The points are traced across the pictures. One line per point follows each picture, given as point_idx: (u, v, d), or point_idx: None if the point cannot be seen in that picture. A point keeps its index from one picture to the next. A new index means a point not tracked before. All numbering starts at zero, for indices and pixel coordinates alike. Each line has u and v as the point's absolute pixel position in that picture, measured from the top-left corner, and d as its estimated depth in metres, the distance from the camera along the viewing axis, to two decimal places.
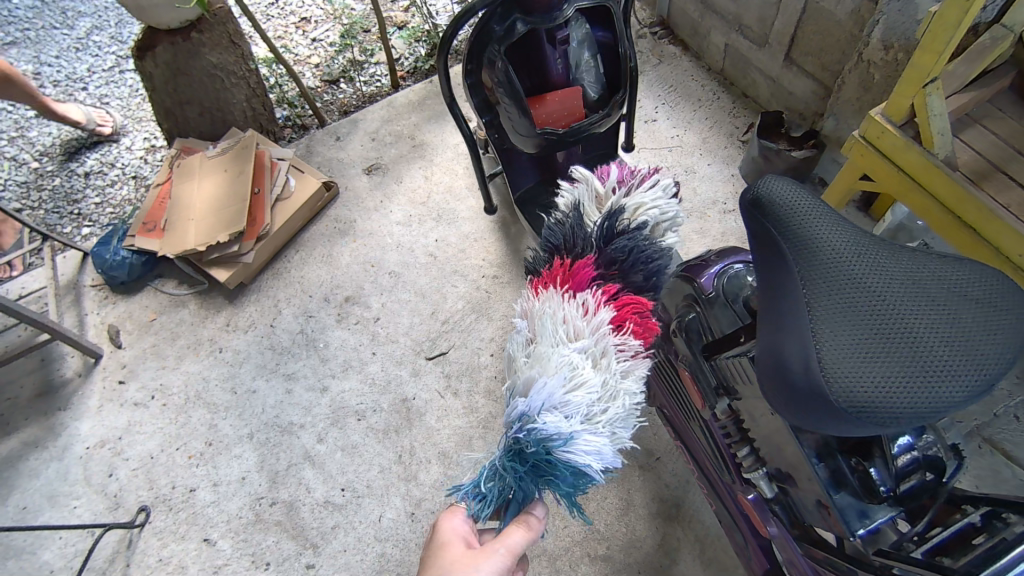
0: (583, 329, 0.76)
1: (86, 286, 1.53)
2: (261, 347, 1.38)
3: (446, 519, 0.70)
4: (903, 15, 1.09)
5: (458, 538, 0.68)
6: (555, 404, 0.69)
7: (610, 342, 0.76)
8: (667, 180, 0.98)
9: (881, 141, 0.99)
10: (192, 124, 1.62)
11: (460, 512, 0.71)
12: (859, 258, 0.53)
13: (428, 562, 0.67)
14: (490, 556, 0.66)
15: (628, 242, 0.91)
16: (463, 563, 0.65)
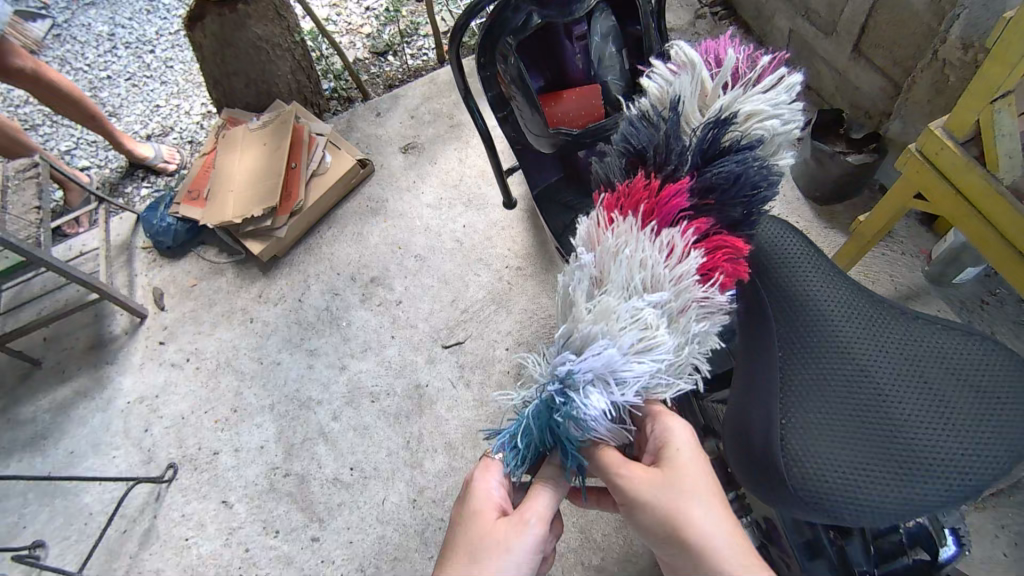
0: (662, 277, 0.57)
1: (138, 249, 1.62)
2: (289, 321, 1.43)
3: (474, 480, 0.63)
4: (988, 11, 0.97)
5: (491, 505, 0.61)
6: (613, 367, 0.54)
7: (695, 293, 0.57)
8: (796, 77, 0.66)
9: (938, 160, 0.89)
10: (238, 96, 1.64)
11: (492, 468, 0.63)
12: (852, 337, 0.55)
13: (457, 533, 0.60)
14: (517, 522, 0.57)
15: (738, 160, 0.62)
16: (492, 532, 0.57)
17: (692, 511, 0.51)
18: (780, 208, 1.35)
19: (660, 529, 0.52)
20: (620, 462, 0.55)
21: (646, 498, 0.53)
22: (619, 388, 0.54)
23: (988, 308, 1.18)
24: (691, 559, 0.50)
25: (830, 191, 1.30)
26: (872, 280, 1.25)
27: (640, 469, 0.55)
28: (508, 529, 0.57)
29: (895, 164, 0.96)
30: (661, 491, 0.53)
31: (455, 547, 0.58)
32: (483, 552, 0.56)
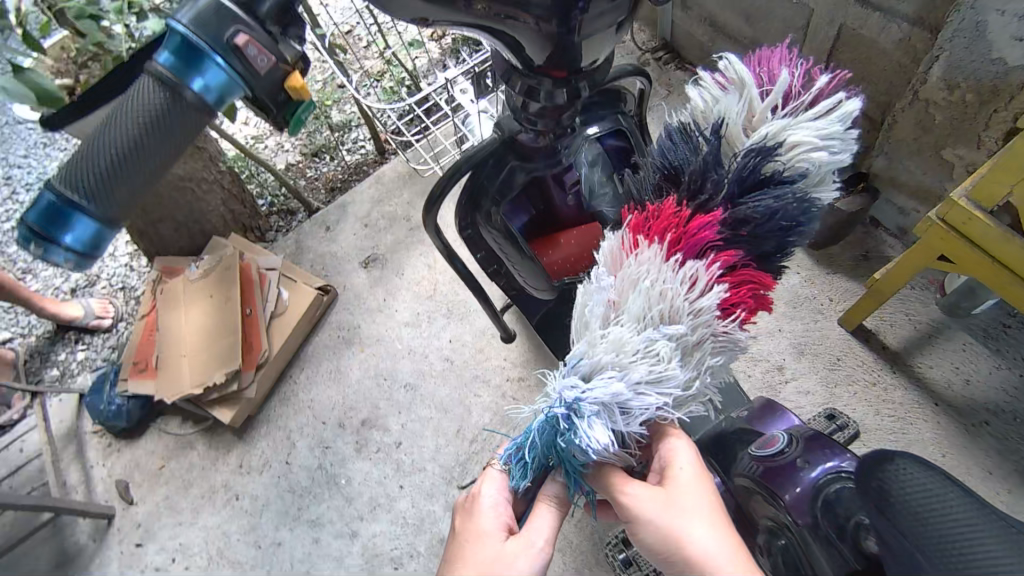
0: (680, 303, 0.52)
1: (87, 434, 1.41)
2: (280, 490, 1.28)
3: (479, 492, 0.64)
4: (971, 52, 0.92)
5: (497, 524, 0.62)
6: (622, 400, 0.51)
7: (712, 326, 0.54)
8: (857, 104, 0.55)
9: (968, 231, 0.83)
10: (169, 241, 1.44)
11: (496, 478, 0.65)
12: (982, 532, 0.42)
13: (461, 547, 0.62)
14: (522, 544, 0.59)
15: (776, 196, 0.55)
16: (498, 550, 0.60)
17: (687, 532, 0.52)
18: None
19: (659, 549, 0.53)
20: (621, 485, 0.55)
21: (646, 517, 0.54)
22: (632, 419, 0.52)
23: (1013, 329, 1.14)
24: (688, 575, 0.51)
25: (826, 236, 1.24)
26: (889, 324, 1.19)
27: (641, 485, 0.55)
28: (513, 551, 0.59)
29: (915, 230, 0.90)
30: (659, 509, 0.54)
31: (461, 562, 0.61)
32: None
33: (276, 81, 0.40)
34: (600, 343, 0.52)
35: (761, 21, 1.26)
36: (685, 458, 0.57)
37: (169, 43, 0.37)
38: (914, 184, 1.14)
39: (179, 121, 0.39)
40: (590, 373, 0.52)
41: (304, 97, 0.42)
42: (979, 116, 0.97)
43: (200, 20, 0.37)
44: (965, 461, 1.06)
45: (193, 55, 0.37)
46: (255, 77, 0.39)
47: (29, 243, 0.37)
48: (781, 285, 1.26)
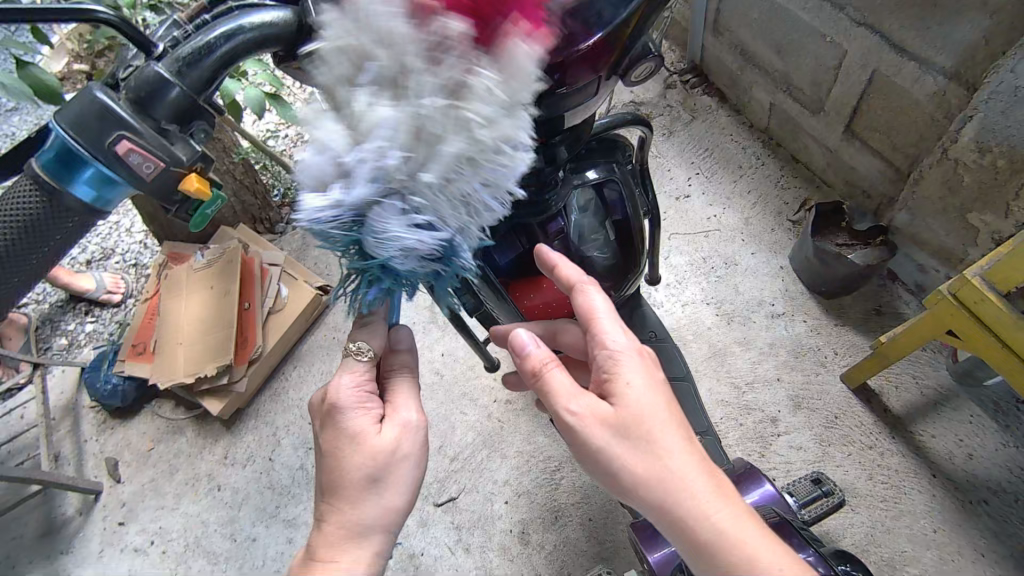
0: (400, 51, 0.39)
1: (85, 408, 1.43)
2: (260, 485, 1.29)
3: (327, 392, 0.58)
4: (1007, 116, 0.88)
5: (361, 405, 0.58)
6: (332, 164, 0.43)
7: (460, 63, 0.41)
8: None
9: (978, 311, 0.79)
10: (179, 228, 1.46)
11: (347, 367, 0.58)
12: None
13: (329, 460, 0.56)
14: (400, 427, 0.58)
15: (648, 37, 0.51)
16: (373, 447, 0.56)
17: (627, 451, 0.50)
18: (785, 305, 1.25)
19: (603, 473, 0.52)
20: (560, 403, 0.52)
21: (591, 441, 0.51)
22: (380, 212, 0.44)
23: None
24: (636, 501, 0.51)
25: (837, 287, 1.19)
26: (895, 385, 1.14)
27: (578, 400, 0.52)
28: (392, 444, 0.57)
29: (923, 302, 0.86)
30: (605, 430, 0.51)
31: (342, 476, 0.56)
32: (381, 457, 0.56)
33: (164, 182, 0.43)
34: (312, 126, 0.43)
35: (792, 55, 1.23)
36: (633, 373, 0.53)
37: (48, 151, 0.41)
38: (936, 244, 1.09)
39: (53, 227, 0.44)
40: (312, 177, 0.44)
41: (201, 195, 0.45)
42: (1008, 185, 0.92)
43: (79, 124, 0.40)
44: (958, 539, 1.00)
45: (73, 159, 0.41)
46: (139, 178, 0.42)
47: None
48: (785, 332, 1.22)
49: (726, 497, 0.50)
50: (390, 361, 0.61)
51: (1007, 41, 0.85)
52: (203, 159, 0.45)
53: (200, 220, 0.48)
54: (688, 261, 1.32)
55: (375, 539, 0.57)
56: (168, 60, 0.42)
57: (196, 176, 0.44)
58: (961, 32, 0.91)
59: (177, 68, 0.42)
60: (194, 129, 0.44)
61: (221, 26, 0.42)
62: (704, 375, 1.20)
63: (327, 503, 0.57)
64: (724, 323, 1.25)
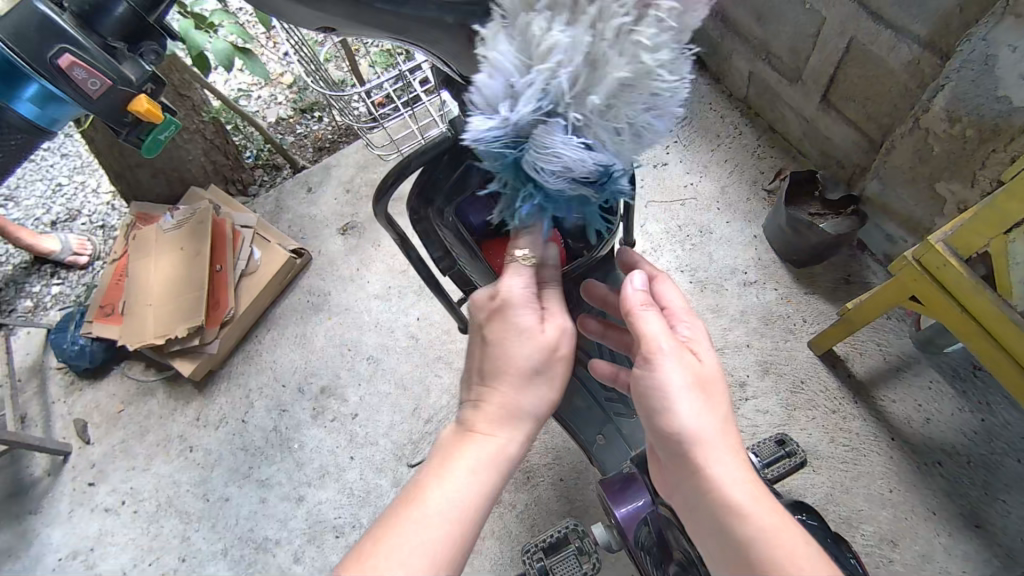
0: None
1: (52, 369, 1.41)
2: (233, 447, 1.29)
3: (498, 289, 0.59)
4: (976, 86, 0.89)
5: (520, 302, 0.59)
6: (512, 83, 0.48)
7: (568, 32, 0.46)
8: None
9: (940, 276, 0.81)
10: (147, 188, 1.42)
11: (515, 270, 0.60)
12: None
13: (498, 346, 0.58)
14: (558, 330, 0.59)
15: None
16: (538, 341, 0.57)
17: (703, 406, 0.53)
18: (757, 273, 1.26)
19: (669, 420, 0.53)
20: (654, 341, 0.55)
21: (672, 384, 0.53)
22: (541, 131, 0.49)
23: (981, 374, 1.12)
24: (692, 453, 0.52)
25: (808, 256, 1.21)
26: (860, 353, 1.17)
27: (670, 347, 0.55)
28: (553, 342, 0.58)
29: (889, 268, 0.88)
30: (691, 380, 0.54)
31: (502, 375, 0.57)
32: (527, 347, 0.57)
33: (110, 99, 0.58)
34: (493, 38, 0.48)
35: (771, 22, 1.22)
36: (705, 350, 0.58)
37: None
38: (904, 214, 1.12)
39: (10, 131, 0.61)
40: (481, 97, 0.49)
41: (149, 115, 0.61)
42: (976, 154, 0.94)
43: (23, 42, 0.54)
44: (912, 499, 1.04)
45: (20, 77, 0.55)
46: (84, 93, 0.57)
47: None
48: (756, 300, 1.24)
49: (764, 489, 0.52)
50: (546, 273, 0.62)
51: (980, 9, 0.86)
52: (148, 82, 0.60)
53: (152, 141, 0.65)
54: (663, 229, 1.33)
55: (525, 425, 0.58)
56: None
57: (144, 99, 0.60)
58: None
59: None
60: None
61: None
62: None
63: (484, 389, 0.58)
64: (698, 291, 1.26)
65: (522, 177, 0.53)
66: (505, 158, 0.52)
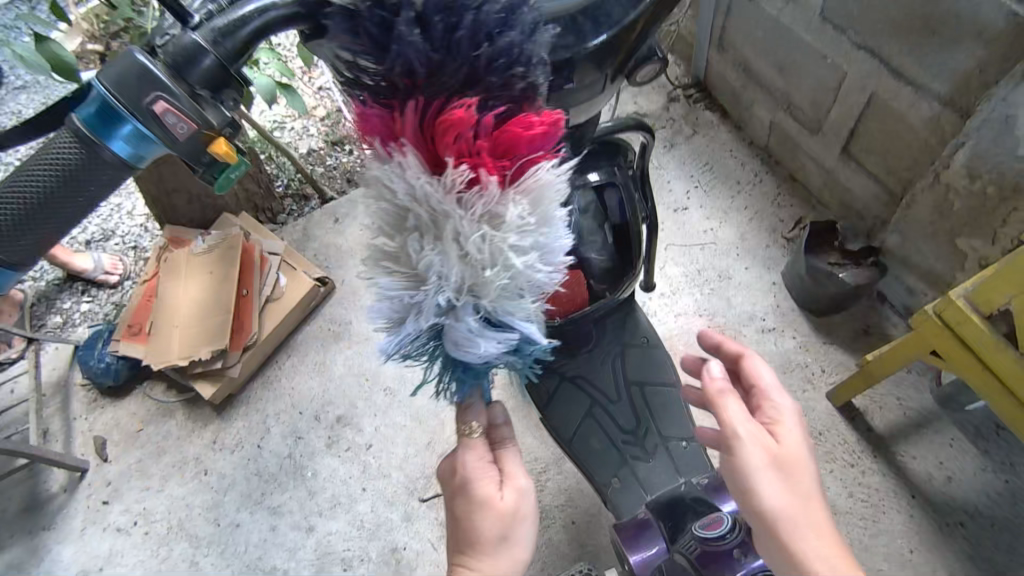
0: (412, 205, 0.44)
1: (75, 385, 1.44)
2: (247, 472, 1.30)
3: (456, 465, 0.63)
4: (997, 146, 0.91)
5: (482, 475, 0.62)
6: (412, 303, 0.47)
7: (511, 242, 0.45)
8: None
9: (961, 331, 0.82)
10: (181, 212, 1.47)
11: (469, 444, 0.62)
12: None
13: (464, 523, 0.62)
14: (515, 495, 0.63)
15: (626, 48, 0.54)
16: (499, 513, 0.62)
17: (784, 487, 0.60)
18: (775, 321, 1.27)
19: (752, 497, 0.60)
20: (734, 430, 0.61)
21: (755, 470, 0.60)
22: (453, 327, 0.48)
23: (1004, 434, 1.10)
24: (777, 529, 0.60)
25: (827, 305, 1.21)
26: (879, 406, 1.16)
27: (754, 433, 0.62)
28: (512, 507, 0.62)
29: (909, 321, 0.88)
30: (774, 464, 0.61)
31: (478, 544, 0.62)
32: (491, 520, 0.61)
33: (197, 147, 0.42)
34: (381, 276, 0.47)
35: (793, 75, 1.25)
36: (790, 430, 0.64)
37: (88, 104, 0.40)
38: (925, 267, 1.12)
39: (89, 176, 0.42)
40: (384, 315, 0.49)
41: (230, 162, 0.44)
42: (996, 211, 0.95)
43: (119, 86, 0.39)
44: (932, 561, 1.02)
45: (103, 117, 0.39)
46: (171, 143, 0.41)
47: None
48: (774, 348, 1.24)
49: (846, 560, 0.59)
50: (498, 433, 0.64)
51: (1000, 70, 0.88)
52: (233, 126, 0.44)
53: (223, 187, 0.47)
54: (682, 272, 1.34)
55: None
56: (203, 30, 0.41)
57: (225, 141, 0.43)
58: (958, 61, 0.93)
59: (214, 35, 0.41)
60: (225, 97, 0.43)
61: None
62: None
63: (467, 557, 0.62)
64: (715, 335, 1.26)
65: (451, 360, 0.52)
66: (428, 351, 0.51)
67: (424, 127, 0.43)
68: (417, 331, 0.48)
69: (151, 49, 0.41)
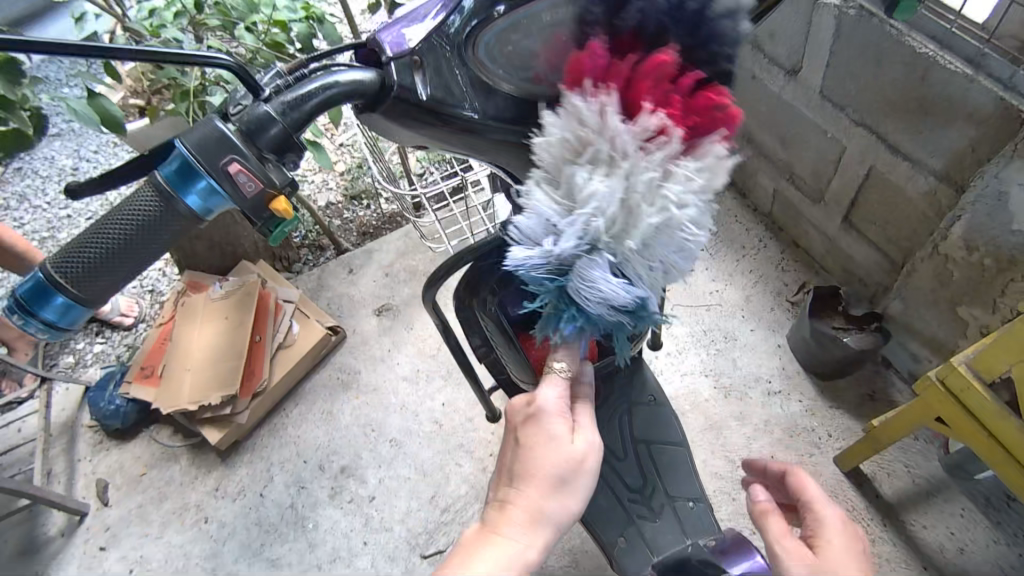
0: (595, 138, 0.49)
1: (82, 427, 1.45)
2: (247, 521, 1.29)
3: (535, 397, 0.64)
4: (992, 219, 0.95)
5: (556, 412, 0.63)
6: (553, 222, 0.51)
7: (676, 193, 0.49)
8: None
9: (964, 398, 0.83)
10: (201, 259, 1.52)
11: (553, 380, 0.64)
12: None
13: (526, 453, 0.61)
14: (587, 445, 0.62)
15: None
16: (564, 454, 0.61)
17: None
18: (781, 384, 1.28)
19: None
20: (773, 542, 0.65)
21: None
22: (588, 263, 0.51)
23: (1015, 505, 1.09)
24: None
25: (833, 370, 1.23)
26: (887, 473, 1.16)
27: (793, 545, 0.63)
28: (580, 456, 0.61)
29: (913, 387, 0.89)
30: (813, 573, 0.61)
31: (532, 475, 0.60)
32: (549, 455, 0.61)
33: (260, 202, 0.45)
34: (539, 196, 0.52)
35: (794, 146, 1.31)
36: (837, 537, 0.64)
37: (172, 161, 0.43)
38: (928, 334, 1.15)
39: (163, 224, 0.45)
40: (527, 235, 0.53)
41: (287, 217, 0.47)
42: (995, 282, 0.98)
43: (202, 146, 0.43)
44: None
45: (187, 171, 0.43)
46: (239, 198, 0.44)
47: (12, 312, 0.44)
48: (781, 411, 1.24)
49: None
50: (578, 389, 0.66)
51: (991, 149, 0.92)
52: (292, 186, 0.47)
53: (279, 239, 0.49)
54: (688, 332, 1.37)
55: (547, 533, 0.60)
56: (274, 102, 0.47)
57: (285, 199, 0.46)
58: (951, 139, 0.98)
59: (283, 108, 0.47)
60: (288, 161, 0.48)
61: (319, 79, 0.48)
62: (700, 446, 1.22)
63: (516, 491, 0.60)
64: (721, 397, 1.27)
65: (563, 301, 0.55)
66: (550, 287, 0.54)
67: (631, 78, 0.48)
68: (553, 256, 0.52)
69: (226, 117, 0.46)
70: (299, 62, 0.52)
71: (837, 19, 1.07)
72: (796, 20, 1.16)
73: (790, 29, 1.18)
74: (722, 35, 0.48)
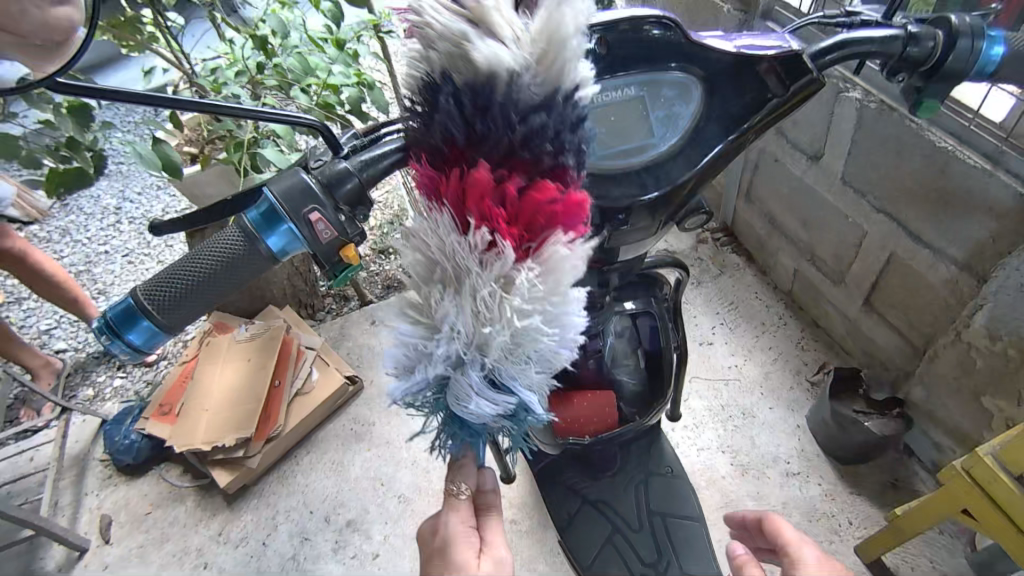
0: (448, 266, 0.45)
1: (93, 460, 1.45)
2: (247, 570, 1.26)
3: (439, 526, 0.62)
4: (1014, 310, 0.95)
5: (462, 539, 0.61)
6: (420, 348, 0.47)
7: (517, 306, 0.44)
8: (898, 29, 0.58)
9: (992, 491, 0.81)
10: (230, 302, 1.56)
11: (456, 507, 0.62)
12: None
13: None
14: (493, 565, 0.61)
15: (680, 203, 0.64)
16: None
17: None
18: (800, 465, 1.25)
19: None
20: None
21: None
22: (457, 382, 0.46)
23: None
24: None
25: (854, 454, 1.21)
26: (911, 567, 1.11)
27: None
28: None
29: (938, 476, 0.88)
30: None
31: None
32: None
33: (332, 249, 0.48)
34: (400, 323, 0.47)
35: (816, 228, 1.35)
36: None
37: (260, 205, 0.46)
38: (951, 423, 1.13)
39: (245, 263, 0.48)
40: (397, 363, 0.48)
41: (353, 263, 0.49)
42: (1019, 373, 0.98)
43: (288, 195, 0.46)
44: None
45: (273, 217, 0.46)
46: (315, 244, 0.47)
47: (102, 332, 0.48)
48: (799, 493, 1.22)
49: None
50: (483, 498, 0.64)
51: (1011, 242, 0.95)
52: (362, 235, 0.50)
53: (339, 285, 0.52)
54: (705, 406, 1.36)
55: None
56: (352, 161, 0.51)
57: (355, 248, 0.49)
58: (972, 229, 1.00)
59: (359, 166, 0.50)
60: (361, 213, 0.51)
61: (392, 142, 0.52)
62: (715, 525, 1.19)
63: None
64: (738, 474, 1.25)
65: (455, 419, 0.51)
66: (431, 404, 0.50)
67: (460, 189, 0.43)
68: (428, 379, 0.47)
69: (307, 169, 0.50)
70: (374, 126, 0.56)
71: (859, 111, 1.12)
72: (819, 110, 1.21)
73: (812, 118, 1.24)
74: (542, 129, 0.42)
